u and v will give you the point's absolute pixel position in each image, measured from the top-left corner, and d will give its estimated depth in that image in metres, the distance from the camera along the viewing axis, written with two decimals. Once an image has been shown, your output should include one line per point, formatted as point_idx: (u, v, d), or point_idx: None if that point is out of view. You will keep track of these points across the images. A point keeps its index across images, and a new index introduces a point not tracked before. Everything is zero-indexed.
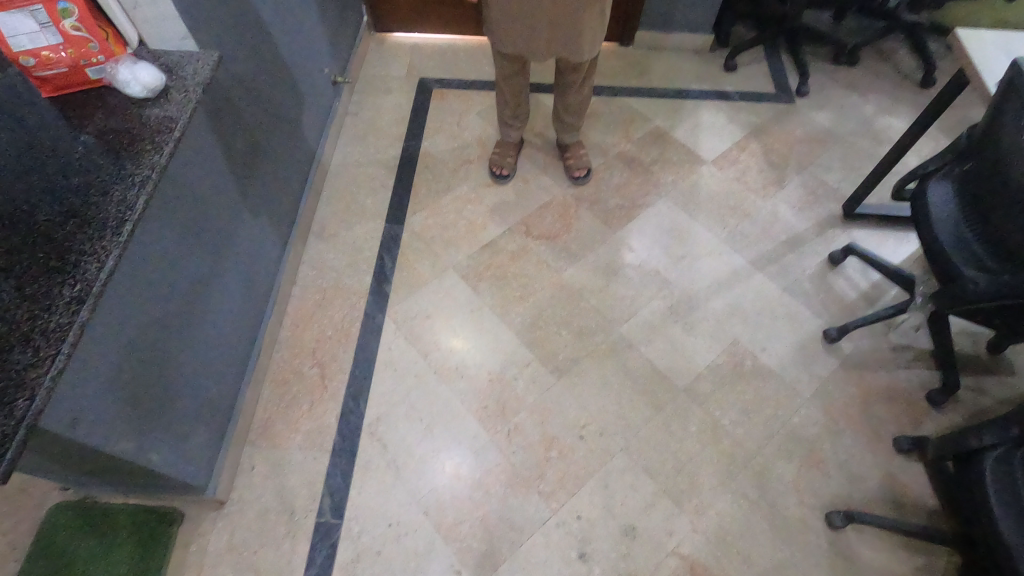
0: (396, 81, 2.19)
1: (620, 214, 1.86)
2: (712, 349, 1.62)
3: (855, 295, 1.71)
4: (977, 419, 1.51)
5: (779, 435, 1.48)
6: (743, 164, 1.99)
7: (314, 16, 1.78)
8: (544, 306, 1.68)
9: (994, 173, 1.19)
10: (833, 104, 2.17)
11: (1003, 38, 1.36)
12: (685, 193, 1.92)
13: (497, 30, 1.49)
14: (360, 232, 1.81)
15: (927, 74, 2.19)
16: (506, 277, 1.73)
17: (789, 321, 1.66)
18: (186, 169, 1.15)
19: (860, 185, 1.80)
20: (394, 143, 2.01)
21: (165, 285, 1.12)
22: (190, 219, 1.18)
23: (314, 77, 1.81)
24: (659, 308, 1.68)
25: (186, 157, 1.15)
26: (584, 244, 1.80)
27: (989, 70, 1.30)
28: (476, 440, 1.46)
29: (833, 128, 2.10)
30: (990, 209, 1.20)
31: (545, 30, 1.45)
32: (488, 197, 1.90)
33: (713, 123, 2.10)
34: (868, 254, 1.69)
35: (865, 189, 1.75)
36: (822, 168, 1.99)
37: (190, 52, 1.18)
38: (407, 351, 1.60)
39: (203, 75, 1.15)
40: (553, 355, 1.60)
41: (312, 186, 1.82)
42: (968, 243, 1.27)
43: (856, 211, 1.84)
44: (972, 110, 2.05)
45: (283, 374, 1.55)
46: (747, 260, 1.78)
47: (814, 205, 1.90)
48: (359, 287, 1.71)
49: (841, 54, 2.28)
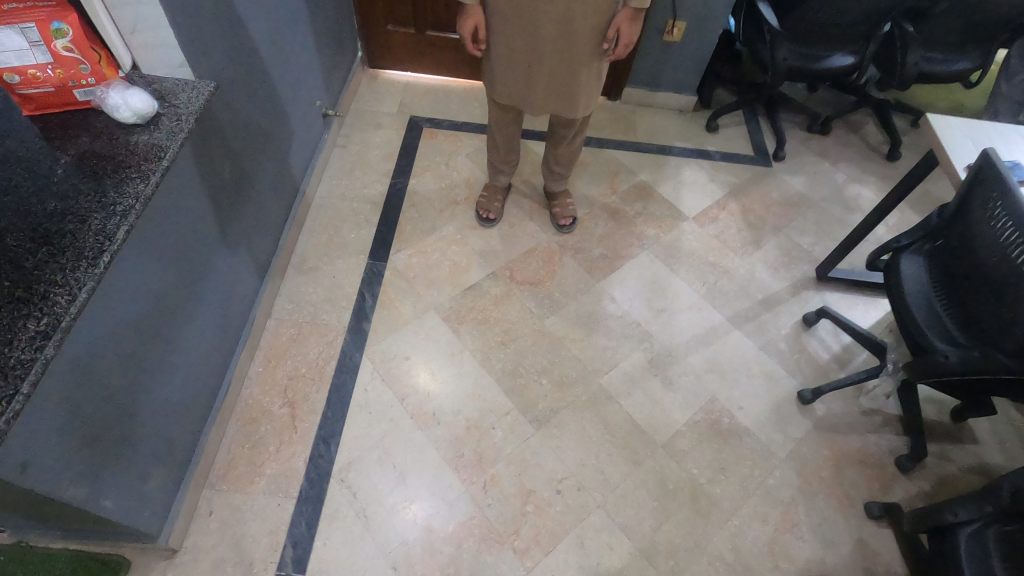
0: (387, 117, 2.19)
1: (603, 264, 1.88)
2: (690, 405, 1.62)
3: (828, 357, 1.75)
4: (943, 486, 1.54)
5: (755, 496, 1.48)
6: (722, 222, 2.05)
7: (310, 50, 1.79)
8: (525, 353, 1.66)
9: (966, 252, 1.25)
10: (808, 170, 2.27)
11: (971, 124, 1.45)
12: (666, 247, 1.95)
13: (494, 80, 1.52)
14: (341, 267, 1.78)
15: (893, 148, 2.32)
16: (488, 322, 1.71)
17: (765, 380, 1.69)
18: (169, 199, 1.11)
19: (833, 250, 1.87)
20: (380, 179, 2.00)
21: (135, 319, 1.06)
22: (167, 251, 1.13)
23: (306, 108, 1.80)
24: (639, 360, 1.69)
25: (170, 187, 1.12)
26: (567, 292, 1.80)
27: (958, 154, 1.37)
28: (451, 490, 1.42)
29: (807, 193, 2.19)
30: (962, 287, 1.25)
31: (540, 80, 1.47)
32: (474, 238, 1.89)
33: (695, 180, 2.16)
34: (841, 317, 1.73)
35: (839, 255, 1.82)
36: (796, 231, 2.06)
37: (186, 80, 1.16)
38: (383, 393, 1.55)
39: (196, 104, 1.12)
40: (532, 404, 1.57)
41: (295, 217, 1.79)
42: (940, 318, 1.31)
43: (829, 274, 1.90)
44: (934, 186, 2.18)
45: (251, 412, 1.48)
46: (725, 317, 1.81)
47: (790, 266, 1.96)
48: (337, 324, 1.66)
49: (815, 124, 2.39)
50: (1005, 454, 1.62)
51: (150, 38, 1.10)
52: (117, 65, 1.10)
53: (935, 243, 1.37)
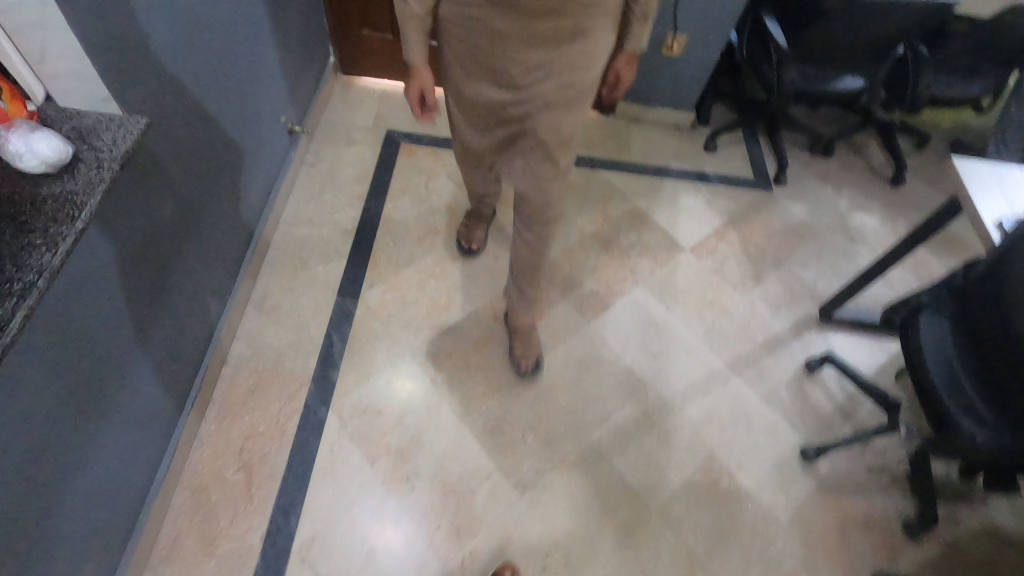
0: (361, 131, 2.01)
1: (594, 301, 1.74)
2: (688, 464, 1.49)
3: (832, 407, 1.64)
4: (952, 553, 1.45)
5: (756, 568, 1.37)
6: (721, 254, 1.92)
7: (273, 60, 1.60)
8: (509, 405, 1.52)
9: (996, 321, 1.13)
10: (810, 195, 2.14)
11: (1001, 167, 1.32)
12: (662, 282, 1.82)
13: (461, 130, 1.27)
14: (307, 305, 1.61)
15: (897, 173, 2.20)
16: (469, 368, 1.56)
17: (767, 434, 1.57)
18: (89, 260, 0.94)
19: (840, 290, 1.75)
20: (353, 203, 1.83)
21: (48, 406, 0.90)
22: (92, 317, 0.97)
23: (266, 127, 1.61)
24: (633, 412, 1.55)
25: (93, 244, 0.94)
26: (555, 334, 1.66)
27: (988, 204, 1.25)
28: (425, 569, 1.28)
29: (809, 221, 2.06)
30: (992, 359, 1.14)
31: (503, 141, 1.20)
32: (454, 272, 1.73)
33: (692, 207, 2.02)
34: (846, 366, 1.62)
35: (845, 296, 1.70)
36: (799, 264, 1.94)
37: (112, 115, 0.98)
38: (352, 454, 1.40)
39: (122, 147, 0.94)
40: (516, 465, 1.43)
41: (256, 249, 1.62)
42: (964, 390, 1.20)
43: (833, 315, 1.78)
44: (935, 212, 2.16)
45: (201, 479, 1.32)
46: (724, 362, 1.68)
47: (792, 304, 1.84)
48: (301, 371, 1.50)
49: (817, 145, 2.27)
50: (1016, 514, 1.53)
51: (62, 65, 0.91)
52: (22, 92, 0.90)
53: (958, 304, 1.25)
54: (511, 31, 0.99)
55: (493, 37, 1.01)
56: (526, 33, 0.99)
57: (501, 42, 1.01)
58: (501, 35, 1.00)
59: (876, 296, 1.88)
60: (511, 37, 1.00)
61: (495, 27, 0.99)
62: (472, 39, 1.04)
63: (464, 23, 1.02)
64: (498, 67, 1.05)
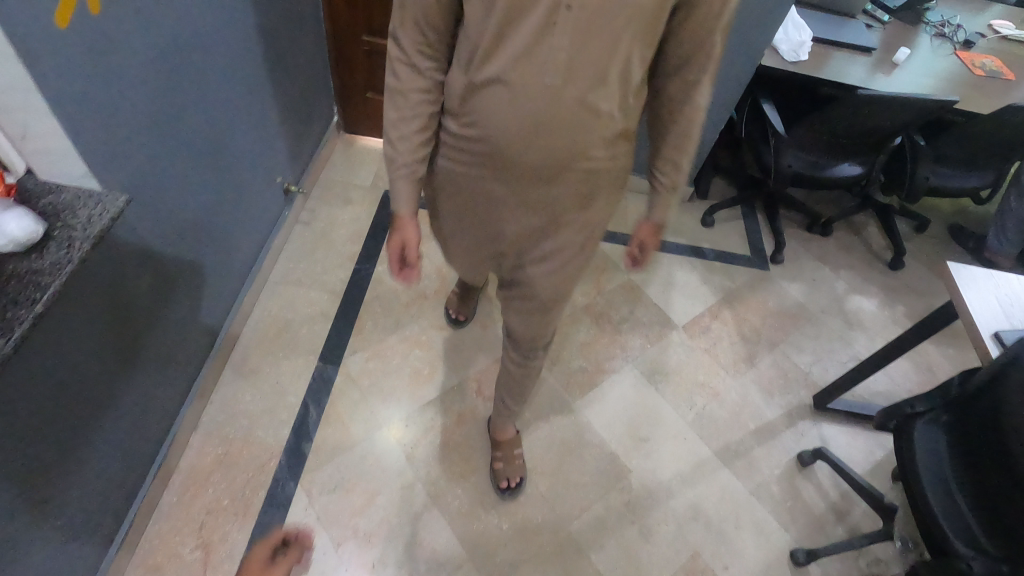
0: (358, 191, 2.02)
1: (581, 379, 1.70)
2: (670, 562, 1.42)
3: (825, 506, 1.57)
4: None
5: None
6: (714, 333, 1.88)
7: (273, 122, 1.62)
8: (487, 488, 1.46)
9: (994, 442, 1.08)
10: (807, 276, 2.12)
11: (997, 274, 1.29)
12: (652, 360, 1.78)
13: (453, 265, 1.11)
14: (287, 370, 1.57)
15: (896, 257, 2.18)
16: (448, 446, 1.51)
17: (755, 532, 1.50)
18: (48, 338, 0.93)
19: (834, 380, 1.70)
20: (344, 264, 1.82)
21: None
22: (52, 391, 0.96)
23: (260, 188, 1.61)
24: (615, 502, 1.49)
25: (55, 322, 0.94)
26: (540, 413, 1.61)
27: (984, 312, 1.21)
28: None
29: (806, 303, 2.03)
30: (988, 482, 1.09)
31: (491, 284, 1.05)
32: (440, 341, 1.70)
33: (687, 283, 2.00)
34: (840, 463, 1.55)
35: (839, 388, 1.65)
36: (794, 348, 1.89)
37: (93, 191, 0.96)
38: (317, 535, 1.33)
39: (96, 226, 0.92)
40: (489, 556, 1.36)
41: (239, 309, 1.59)
42: (959, 510, 1.14)
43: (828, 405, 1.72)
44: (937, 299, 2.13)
45: (156, 556, 1.26)
46: (713, 451, 1.62)
47: (786, 391, 1.79)
48: (273, 441, 1.45)
49: (815, 225, 2.26)
50: None
51: (45, 141, 0.89)
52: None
53: (955, 416, 1.20)
54: (509, 193, 0.85)
55: (488, 195, 0.87)
56: (526, 197, 0.85)
57: (498, 201, 0.87)
58: (500, 196, 0.86)
59: (872, 385, 1.84)
60: (510, 200, 0.86)
61: (493, 186, 0.85)
62: (465, 193, 0.89)
63: (458, 178, 0.88)
64: (494, 223, 0.90)
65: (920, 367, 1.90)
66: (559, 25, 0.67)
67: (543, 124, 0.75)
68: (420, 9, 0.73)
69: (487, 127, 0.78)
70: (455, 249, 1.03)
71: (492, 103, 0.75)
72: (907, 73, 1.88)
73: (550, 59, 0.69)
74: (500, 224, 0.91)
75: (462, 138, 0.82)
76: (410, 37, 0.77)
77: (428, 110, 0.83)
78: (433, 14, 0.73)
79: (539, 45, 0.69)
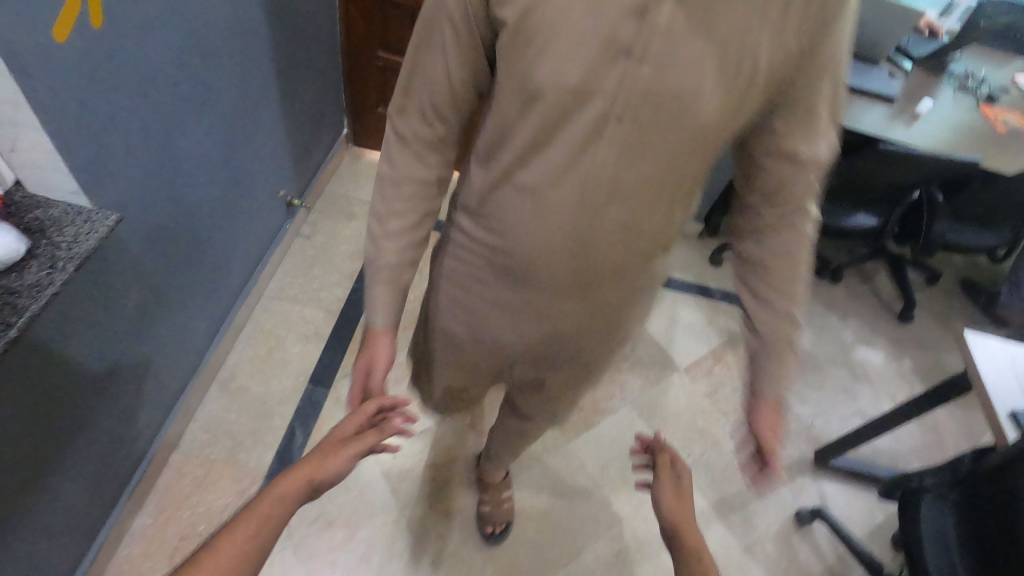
0: (362, 206, 1.98)
1: (577, 417, 1.65)
2: None
3: (820, 568, 1.51)
4: None
5: None
6: (716, 377, 1.84)
7: (280, 134, 1.59)
8: (472, 529, 1.41)
9: (1005, 531, 1.03)
10: (814, 322, 2.08)
11: (1013, 347, 1.25)
12: (651, 402, 1.73)
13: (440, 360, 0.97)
14: (275, 390, 1.53)
15: (906, 309, 2.14)
16: (435, 481, 1.46)
17: None
18: (25, 362, 0.89)
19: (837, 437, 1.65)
20: (342, 282, 1.78)
21: None
22: (23, 418, 0.91)
23: (261, 202, 1.58)
24: (604, 552, 1.43)
25: (33, 345, 0.90)
26: (532, 451, 1.56)
27: (1000, 388, 1.17)
28: None
29: (812, 351, 1.98)
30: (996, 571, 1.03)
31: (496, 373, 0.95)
32: None
33: (691, 323, 1.96)
34: (839, 526, 1.50)
35: (842, 446, 1.60)
36: (796, 397, 1.85)
37: (82, 207, 0.92)
38: (293, 569, 1.28)
39: (84, 246, 0.87)
40: None
41: (231, 324, 1.55)
42: None
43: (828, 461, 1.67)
44: (946, 355, 2.08)
45: None
46: (708, 502, 1.57)
47: (786, 443, 1.73)
48: (255, 466, 1.40)
49: (825, 270, 2.22)
50: None
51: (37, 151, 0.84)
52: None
53: (965, 496, 1.15)
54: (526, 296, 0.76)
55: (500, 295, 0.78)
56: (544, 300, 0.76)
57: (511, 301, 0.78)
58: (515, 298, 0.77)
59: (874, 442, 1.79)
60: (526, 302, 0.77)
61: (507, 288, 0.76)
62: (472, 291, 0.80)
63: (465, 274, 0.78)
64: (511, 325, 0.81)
65: (926, 426, 1.85)
66: (607, 140, 0.58)
67: (585, 235, 0.66)
68: (430, 97, 0.61)
69: (508, 234, 0.68)
70: (446, 345, 0.92)
71: (517, 209, 0.66)
72: (927, 124, 1.84)
73: (590, 176, 0.60)
74: (509, 324, 0.81)
75: (475, 237, 0.73)
76: (413, 127, 0.64)
77: (424, 208, 0.70)
78: (445, 106, 0.62)
79: (583, 159, 0.59)
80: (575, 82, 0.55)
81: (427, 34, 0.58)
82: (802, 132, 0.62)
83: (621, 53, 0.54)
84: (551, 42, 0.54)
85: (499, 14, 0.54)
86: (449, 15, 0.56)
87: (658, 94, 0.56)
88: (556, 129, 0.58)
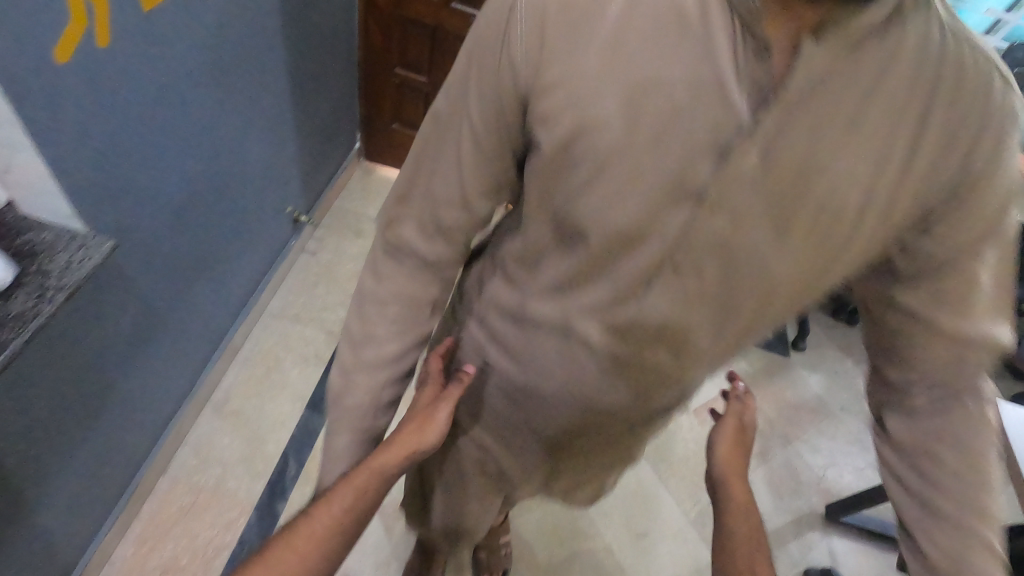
0: (370, 223, 1.92)
1: None
2: None
3: None
4: None
5: None
6: None
7: (290, 150, 1.53)
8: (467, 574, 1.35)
9: None
10: (829, 366, 2.01)
11: None
12: (658, 444, 1.66)
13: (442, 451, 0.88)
14: (270, 415, 1.47)
15: None
16: None
17: None
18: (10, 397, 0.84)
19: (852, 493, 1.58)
20: (345, 302, 1.72)
21: None
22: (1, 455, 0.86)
23: (266, 219, 1.52)
24: None
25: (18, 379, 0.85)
26: None
27: None
28: None
29: (826, 397, 1.92)
30: None
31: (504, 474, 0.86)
32: None
33: None
34: None
35: (857, 504, 1.53)
36: (808, 446, 1.78)
37: (73, 232, 0.83)
38: None
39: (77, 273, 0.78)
40: None
41: (228, 345, 1.49)
42: None
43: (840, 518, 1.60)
44: None
45: None
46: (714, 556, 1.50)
47: (796, 494, 1.67)
48: (243, 497, 1.34)
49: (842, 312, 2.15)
50: None
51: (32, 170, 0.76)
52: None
53: None
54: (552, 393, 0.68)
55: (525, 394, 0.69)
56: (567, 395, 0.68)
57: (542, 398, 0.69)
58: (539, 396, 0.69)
59: None
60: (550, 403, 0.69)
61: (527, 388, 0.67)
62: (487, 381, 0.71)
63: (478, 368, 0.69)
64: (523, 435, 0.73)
65: None
66: (658, 287, 0.49)
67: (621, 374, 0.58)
68: (430, 210, 0.50)
69: (532, 357, 0.60)
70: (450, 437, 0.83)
71: (546, 329, 0.58)
72: None
73: (632, 321, 0.52)
74: (523, 432, 0.72)
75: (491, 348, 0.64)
76: (404, 239, 0.52)
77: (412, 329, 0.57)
78: (449, 224, 0.51)
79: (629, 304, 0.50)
80: (628, 224, 0.46)
81: (439, 142, 0.48)
82: (953, 312, 0.47)
83: (689, 198, 0.44)
84: (603, 181, 0.44)
85: (535, 135, 0.44)
86: (469, 125, 0.46)
87: (727, 251, 0.46)
88: (599, 265, 0.49)
